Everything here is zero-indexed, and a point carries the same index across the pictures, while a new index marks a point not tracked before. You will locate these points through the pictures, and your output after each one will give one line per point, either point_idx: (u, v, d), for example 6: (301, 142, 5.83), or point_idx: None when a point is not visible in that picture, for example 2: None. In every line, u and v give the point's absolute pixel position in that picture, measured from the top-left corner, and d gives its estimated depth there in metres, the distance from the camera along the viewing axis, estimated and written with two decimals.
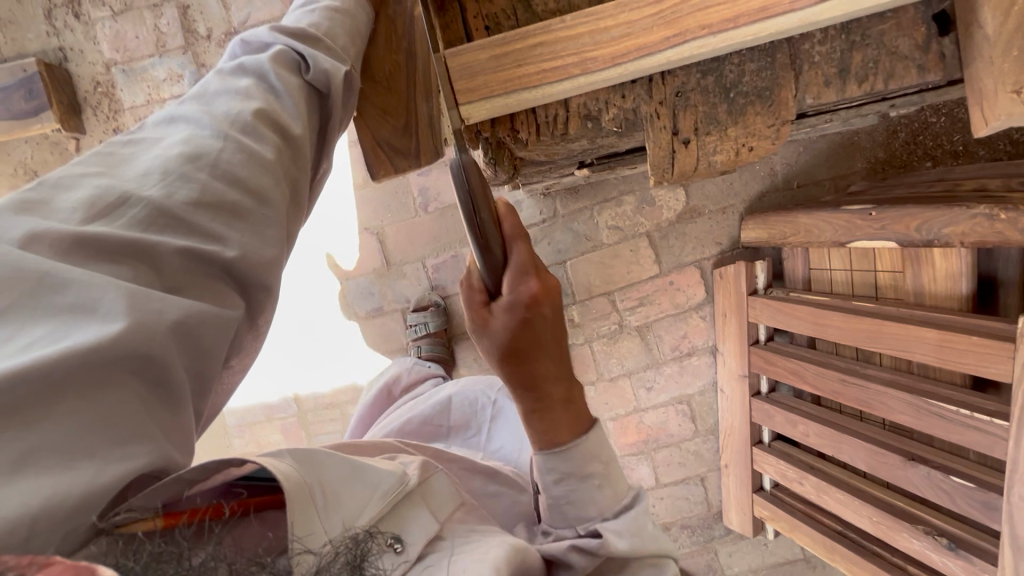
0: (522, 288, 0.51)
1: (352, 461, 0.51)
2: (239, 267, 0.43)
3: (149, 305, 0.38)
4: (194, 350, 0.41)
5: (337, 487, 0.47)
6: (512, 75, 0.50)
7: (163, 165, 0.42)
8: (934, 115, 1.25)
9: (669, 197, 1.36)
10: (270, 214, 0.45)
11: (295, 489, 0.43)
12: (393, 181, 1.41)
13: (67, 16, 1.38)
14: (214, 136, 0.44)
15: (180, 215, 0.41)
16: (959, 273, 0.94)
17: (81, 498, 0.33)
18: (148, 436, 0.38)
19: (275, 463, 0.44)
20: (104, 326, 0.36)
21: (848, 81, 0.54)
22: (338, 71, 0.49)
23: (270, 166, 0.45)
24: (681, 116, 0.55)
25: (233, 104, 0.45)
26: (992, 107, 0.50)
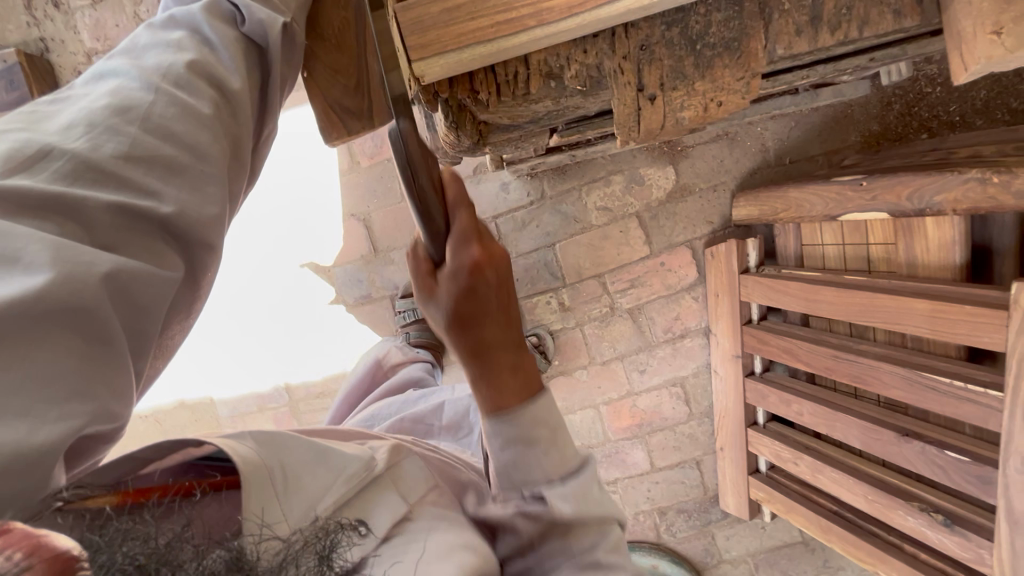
0: (463, 253, 0.50)
1: (318, 444, 0.50)
2: (178, 224, 0.41)
3: (78, 257, 0.36)
4: (131, 307, 0.39)
5: (298, 469, 0.47)
6: (466, 28, 0.48)
7: (88, 118, 0.40)
8: (929, 85, 1.22)
9: (658, 175, 1.34)
10: (209, 169, 0.43)
11: (253, 473, 0.43)
12: (379, 166, 1.39)
13: (47, 6, 1.37)
14: (144, 89, 0.42)
15: (109, 169, 0.39)
16: (952, 242, 0.91)
17: (11, 459, 0.32)
18: (87, 393, 0.36)
19: (236, 446, 0.44)
20: (28, 278, 0.34)
21: (821, 29, 0.51)
22: (274, 23, 0.46)
23: (207, 121, 0.43)
24: (646, 72, 0.53)
25: (165, 56, 0.44)
26: (970, 51, 0.48)
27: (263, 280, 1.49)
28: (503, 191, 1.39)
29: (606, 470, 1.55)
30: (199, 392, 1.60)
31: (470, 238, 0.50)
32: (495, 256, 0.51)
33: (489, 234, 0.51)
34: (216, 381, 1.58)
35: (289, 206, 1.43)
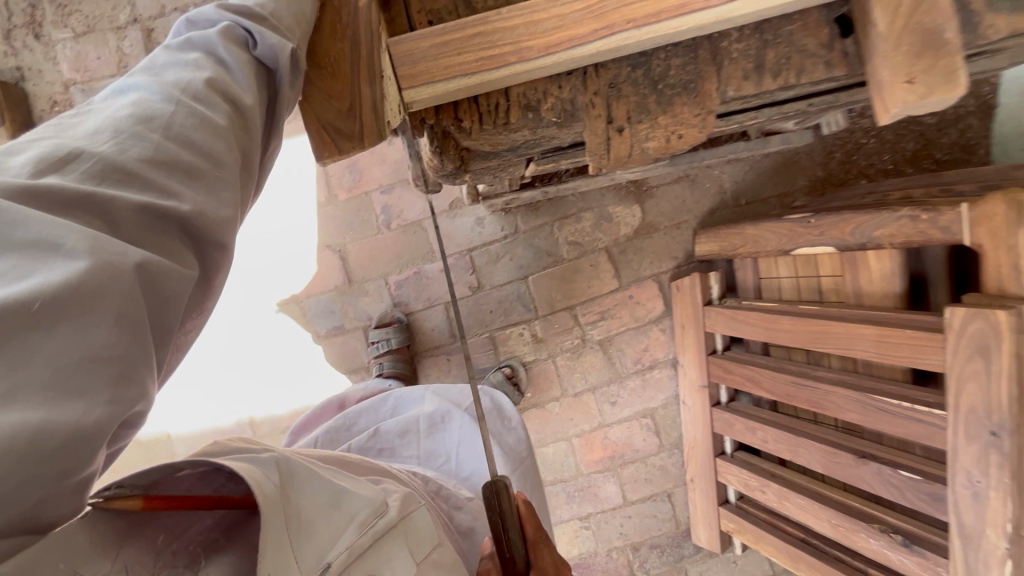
0: None
1: (331, 488, 0.55)
2: (196, 224, 0.41)
3: (113, 248, 0.35)
4: (159, 300, 0.37)
5: (312, 516, 0.51)
6: (454, 61, 0.53)
7: (114, 126, 0.40)
8: (865, 137, 1.36)
9: (626, 214, 1.42)
10: (225, 175, 0.44)
11: (272, 510, 0.47)
12: (356, 200, 1.44)
13: (28, 38, 1.42)
14: (165, 100, 0.43)
15: (138, 172, 0.39)
16: (892, 272, 0.99)
17: (64, 441, 0.31)
18: (135, 381, 0.35)
19: (260, 480, 0.48)
20: (70, 264, 0.33)
21: (765, 75, 0.58)
22: (284, 48, 0.49)
23: (223, 132, 0.45)
24: (615, 106, 0.59)
25: (184, 73, 0.46)
26: (888, 98, 0.55)
27: (228, 311, 1.46)
28: (478, 225, 1.44)
29: (578, 505, 1.54)
30: (153, 428, 1.52)
31: None
32: None
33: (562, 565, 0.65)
34: (171, 415, 1.51)
35: (262, 238, 1.45)
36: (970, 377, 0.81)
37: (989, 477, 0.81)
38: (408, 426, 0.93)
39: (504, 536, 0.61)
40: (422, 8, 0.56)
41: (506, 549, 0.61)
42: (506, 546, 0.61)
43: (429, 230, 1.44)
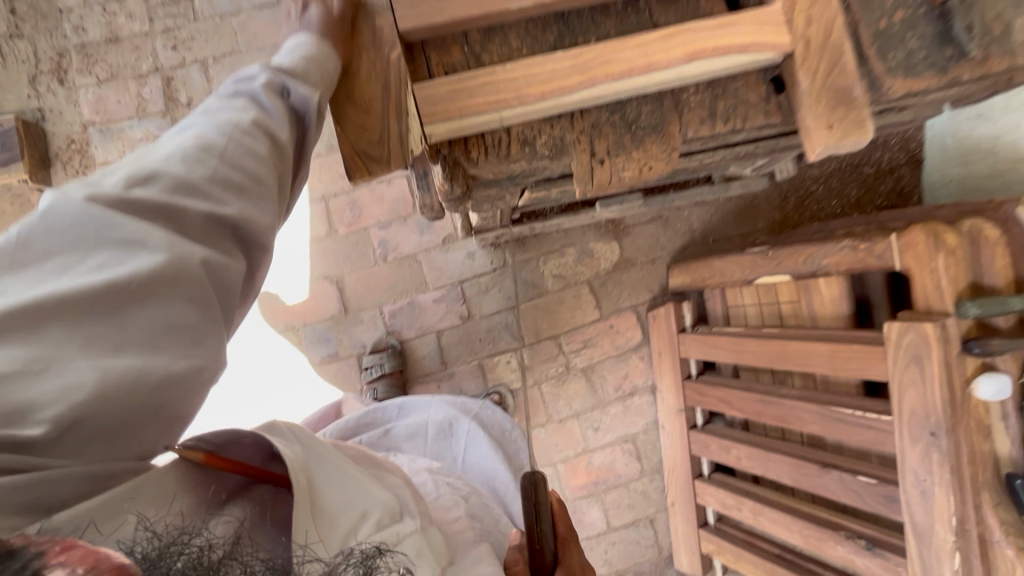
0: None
1: (351, 493, 0.60)
2: (242, 229, 0.57)
3: (184, 247, 0.52)
4: (218, 286, 0.55)
5: (334, 512, 0.57)
6: (465, 104, 0.65)
7: (183, 154, 0.56)
8: (814, 185, 1.55)
9: (606, 250, 1.55)
10: (263, 191, 0.59)
11: (301, 495, 0.55)
12: (355, 235, 1.55)
13: (52, 83, 1.54)
14: (219, 135, 0.58)
15: (201, 189, 0.55)
16: (840, 297, 1.12)
17: (158, 379, 0.49)
18: (203, 343, 0.52)
19: (292, 465, 0.57)
20: (153, 257, 0.50)
21: (717, 120, 0.72)
22: (312, 97, 0.63)
23: (263, 160, 0.59)
24: (597, 142, 0.71)
25: (234, 114, 0.60)
26: (813, 140, 0.70)
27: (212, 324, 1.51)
28: (469, 258, 1.54)
29: None
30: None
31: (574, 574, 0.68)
32: None
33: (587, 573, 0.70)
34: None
35: None
36: (909, 385, 0.93)
37: (933, 474, 0.91)
38: (417, 430, 1.01)
39: (536, 526, 0.68)
40: (440, 62, 0.69)
41: (538, 538, 0.68)
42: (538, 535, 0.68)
43: (423, 262, 1.54)
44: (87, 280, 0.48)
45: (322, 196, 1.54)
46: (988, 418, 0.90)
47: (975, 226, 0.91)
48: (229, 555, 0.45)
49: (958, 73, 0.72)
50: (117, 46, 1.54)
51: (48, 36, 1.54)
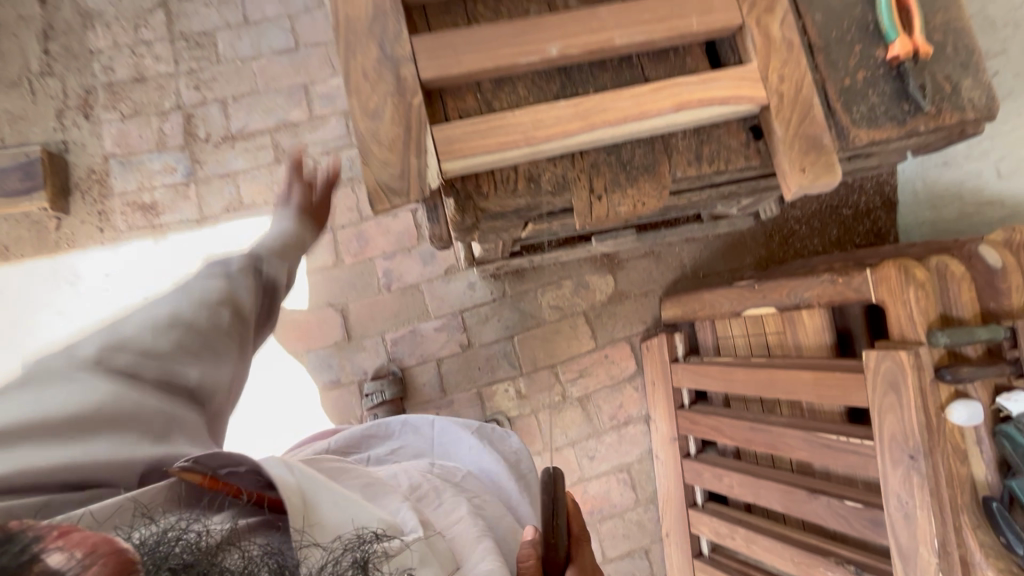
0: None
1: (350, 506, 0.63)
2: (197, 388, 0.69)
3: (134, 393, 0.62)
4: (166, 421, 0.63)
5: (331, 524, 0.60)
6: (478, 143, 0.73)
7: (151, 325, 0.69)
8: (796, 225, 1.64)
9: (601, 283, 1.62)
10: (217, 357, 0.72)
11: (294, 516, 0.58)
12: (360, 265, 1.61)
13: (78, 118, 1.63)
14: (186, 308, 0.73)
15: (168, 353, 0.68)
16: (822, 328, 1.18)
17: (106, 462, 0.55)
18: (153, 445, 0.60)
19: (285, 492, 0.59)
20: (107, 392, 0.60)
21: (703, 162, 0.80)
22: (278, 278, 0.89)
23: (219, 331, 0.74)
24: (595, 180, 0.79)
25: (202, 286, 0.77)
26: (788, 182, 0.78)
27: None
28: (470, 288, 1.61)
29: None
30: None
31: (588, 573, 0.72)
32: None
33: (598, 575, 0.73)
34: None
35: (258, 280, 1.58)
36: (888, 409, 0.98)
37: (914, 497, 0.95)
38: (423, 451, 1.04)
39: (554, 513, 0.76)
40: (456, 107, 0.78)
41: (555, 527, 0.73)
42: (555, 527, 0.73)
43: (425, 292, 1.60)
44: (65, 405, 0.57)
45: (331, 227, 1.61)
46: (965, 442, 0.94)
47: (942, 262, 0.99)
48: (226, 541, 0.50)
49: (915, 125, 0.81)
50: (142, 85, 1.64)
51: (78, 75, 1.64)
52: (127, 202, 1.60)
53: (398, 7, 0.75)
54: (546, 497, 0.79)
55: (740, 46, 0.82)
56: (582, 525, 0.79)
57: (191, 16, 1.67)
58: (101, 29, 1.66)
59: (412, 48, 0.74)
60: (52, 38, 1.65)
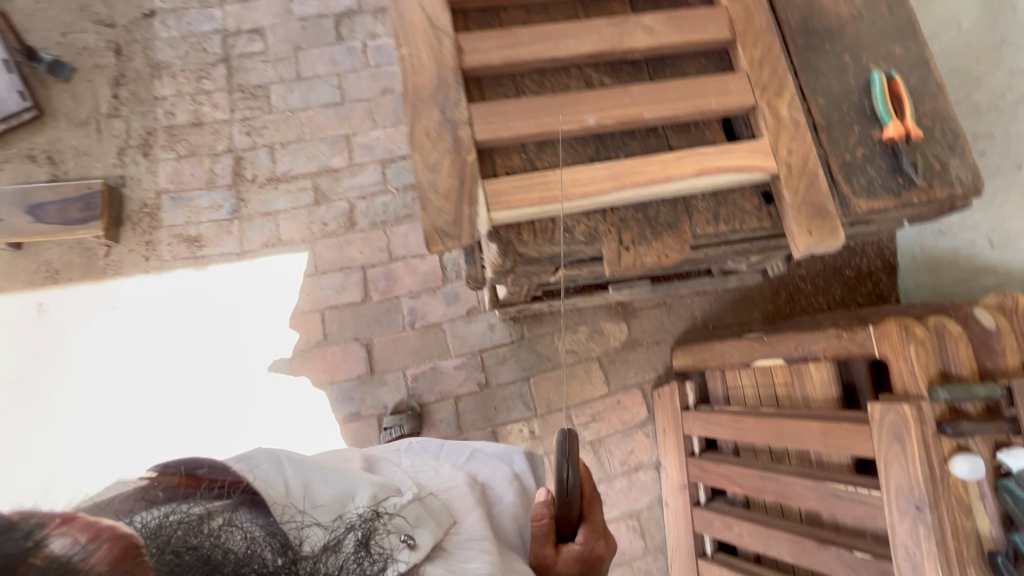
0: (592, 541, 0.79)
1: (339, 475, 0.73)
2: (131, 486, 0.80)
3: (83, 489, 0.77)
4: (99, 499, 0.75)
5: (320, 495, 0.70)
6: (523, 197, 0.83)
7: None
8: (802, 282, 1.73)
9: (615, 329, 1.70)
10: None
11: (278, 505, 0.65)
12: (387, 302, 1.69)
13: (137, 156, 1.77)
14: None
15: None
16: (829, 381, 1.24)
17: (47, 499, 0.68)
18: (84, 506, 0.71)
19: (267, 485, 0.66)
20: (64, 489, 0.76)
21: (720, 221, 0.90)
22: None
23: None
24: (624, 233, 0.88)
25: None
26: (796, 243, 0.87)
27: (233, 348, 1.66)
28: (490, 329, 1.68)
29: None
30: (102, 438, 1.58)
31: (597, 537, 0.79)
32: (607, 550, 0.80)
33: (606, 531, 0.82)
34: (134, 436, 1.59)
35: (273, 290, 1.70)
36: (893, 460, 1.03)
37: (922, 548, 0.98)
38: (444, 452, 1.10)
39: (570, 485, 0.77)
40: (503, 165, 0.88)
41: (568, 501, 0.77)
42: (571, 498, 0.77)
43: (447, 331, 1.68)
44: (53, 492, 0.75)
45: (362, 265, 1.71)
46: (968, 496, 0.97)
47: (940, 322, 1.07)
48: (226, 520, 0.57)
49: (910, 197, 0.91)
50: (199, 129, 1.80)
51: (142, 118, 1.81)
52: (174, 234, 1.72)
53: (459, 80, 0.88)
54: (562, 461, 0.77)
55: (753, 122, 0.93)
56: (593, 483, 0.84)
57: (249, 71, 1.85)
58: (167, 79, 1.84)
59: (469, 114, 0.86)
60: (123, 85, 1.83)
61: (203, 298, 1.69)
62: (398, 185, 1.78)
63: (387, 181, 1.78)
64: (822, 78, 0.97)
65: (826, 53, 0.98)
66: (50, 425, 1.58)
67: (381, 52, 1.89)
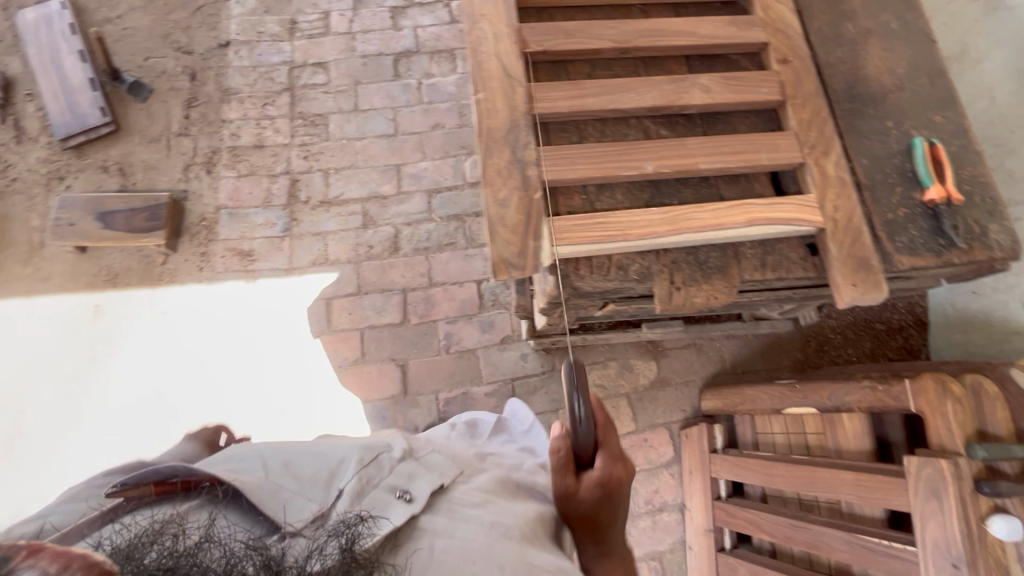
0: (613, 468, 0.78)
1: (322, 451, 0.72)
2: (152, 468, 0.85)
3: None
4: None
5: (307, 474, 0.68)
6: (583, 234, 0.89)
7: None
8: (832, 333, 1.75)
9: (644, 367, 1.73)
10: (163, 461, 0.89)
11: (261, 492, 0.63)
12: (425, 326, 1.75)
13: (201, 173, 1.89)
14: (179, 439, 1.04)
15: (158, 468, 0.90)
16: (862, 432, 1.25)
17: None
18: None
19: (243, 477, 0.64)
20: None
21: (766, 268, 0.95)
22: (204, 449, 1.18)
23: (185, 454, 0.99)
24: (676, 274, 0.94)
25: None
26: (840, 293, 0.91)
27: (274, 361, 1.72)
28: (522, 358, 1.72)
29: None
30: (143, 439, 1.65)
31: (617, 462, 0.78)
32: (629, 472, 0.80)
33: (624, 457, 0.81)
34: (165, 436, 1.65)
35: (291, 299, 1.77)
36: (930, 516, 1.01)
37: None
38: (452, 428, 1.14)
39: (585, 415, 0.77)
40: (565, 203, 0.95)
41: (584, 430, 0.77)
42: (586, 427, 0.77)
43: (480, 357, 1.72)
44: None
45: (403, 288, 1.78)
46: (1006, 558, 0.97)
47: (977, 380, 1.08)
48: (205, 537, 0.52)
49: (950, 256, 0.95)
50: (260, 150, 1.91)
51: (209, 138, 1.93)
52: (228, 248, 1.81)
53: (529, 124, 0.95)
54: (571, 392, 0.77)
55: (800, 178, 0.99)
56: (606, 411, 0.82)
57: (311, 101, 1.98)
58: (235, 103, 1.97)
59: (537, 155, 0.94)
60: (195, 107, 1.97)
61: (250, 311, 1.76)
62: (442, 214, 1.86)
63: (433, 210, 1.87)
64: (865, 141, 1.03)
65: (870, 118, 1.05)
66: (99, 423, 1.67)
67: (434, 90, 2.01)
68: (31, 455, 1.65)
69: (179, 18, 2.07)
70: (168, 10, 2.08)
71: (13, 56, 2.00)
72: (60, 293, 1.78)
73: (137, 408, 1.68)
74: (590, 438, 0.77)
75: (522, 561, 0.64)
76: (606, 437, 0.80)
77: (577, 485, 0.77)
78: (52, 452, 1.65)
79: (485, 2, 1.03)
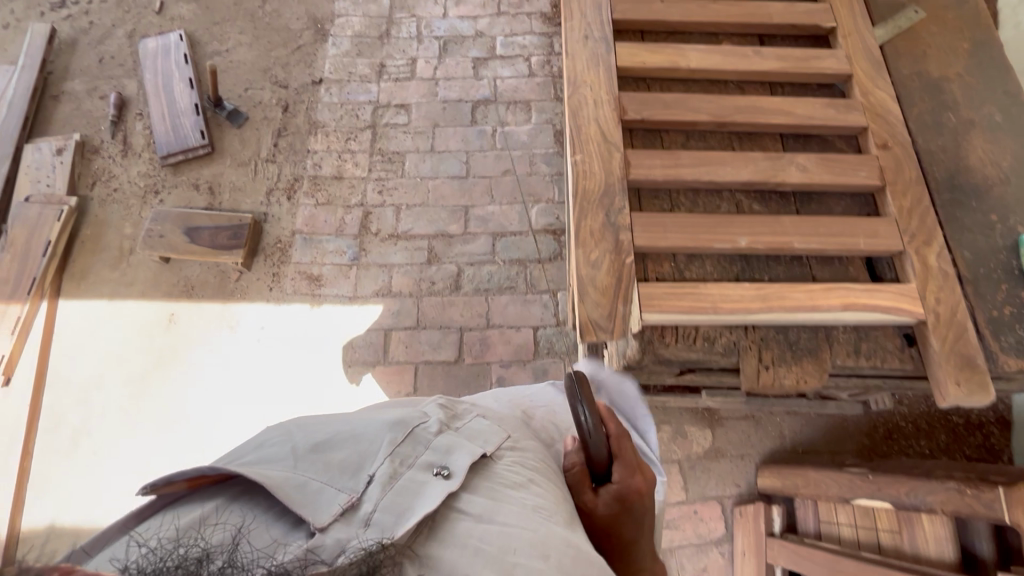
0: (631, 479, 0.74)
1: (353, 428, 0.62)
2: None
3: None
4: None
5: (337, 459, 0.58)
6: (674, 303, 0.88)
7: None
8: (903, 421, 1.66)
9: (699, 435, 1.68)
10: None
11: (284, 490, 0.53)
12: (478, 367, 1.75)
13: (282, 199, 2.00)
14: None
15: None
16: (944, 538, 1.17)
17: None
18: None
19: (267, 474, 0.54)
20: None
21: (860, 356, 0.92)
22: None
23: None
24: (764, 353, 0.92)
25: None
26: (942, 392, 0.87)
27: (328, 388, 1.74)
28: None
29: None
30: (195, 446, 1.70)
31: (636, 473, 0.74)
32: (647, 483, 0.76)
33: (642, 466, 0.77)
34: (217, 439, 1.70)
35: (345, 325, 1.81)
36: None
37: None
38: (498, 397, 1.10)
39: (598, 430, 0.73)
40: (654, 269, 0.95)
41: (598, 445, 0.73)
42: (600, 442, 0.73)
43: None
44: None
45: (461, 328, 1.80)
46: None
47: None
48: (229, 565, 0.43)
49: None
50: (339, 182, 2.01)
51: (293, 166, 2.05)
52: (299, 271, 1.88)
53: (624, 189, 0.97)
54: (577, 403, 0.75)
55: (899, 266, 0.97)
56: (620, 423, 0.79)
57: (392, 139, 2.07)
58: (320, 135, 2.09)
59: (630, 220, 0.95)
60: (284, 136, 2.10)
61: (311, 335, 1.80)
62: (505, 258, 1.89)
63: (496, 253, 1.90)
64: (967, 233, 1.00)
65: (973, 211, 1.02)
66: (158, 426, 1.73)
67: (507, 137, 2.07)
68: (94, 451, 1.72)
69: (280, 55, 2.24)
70: (271, 47, 2.26)
71: (131, 79, 2.20)
72: (140, 299, 1.88)
73: (194, 419, 1.73)
74: (603, 449, 0.73)
75: (569, 547, 0.57)
76: (623, 449, 0.76)
77: (596, 501, 0.72)
78: (112, 452, 1.71)
79: (588, 70, 1.08)
